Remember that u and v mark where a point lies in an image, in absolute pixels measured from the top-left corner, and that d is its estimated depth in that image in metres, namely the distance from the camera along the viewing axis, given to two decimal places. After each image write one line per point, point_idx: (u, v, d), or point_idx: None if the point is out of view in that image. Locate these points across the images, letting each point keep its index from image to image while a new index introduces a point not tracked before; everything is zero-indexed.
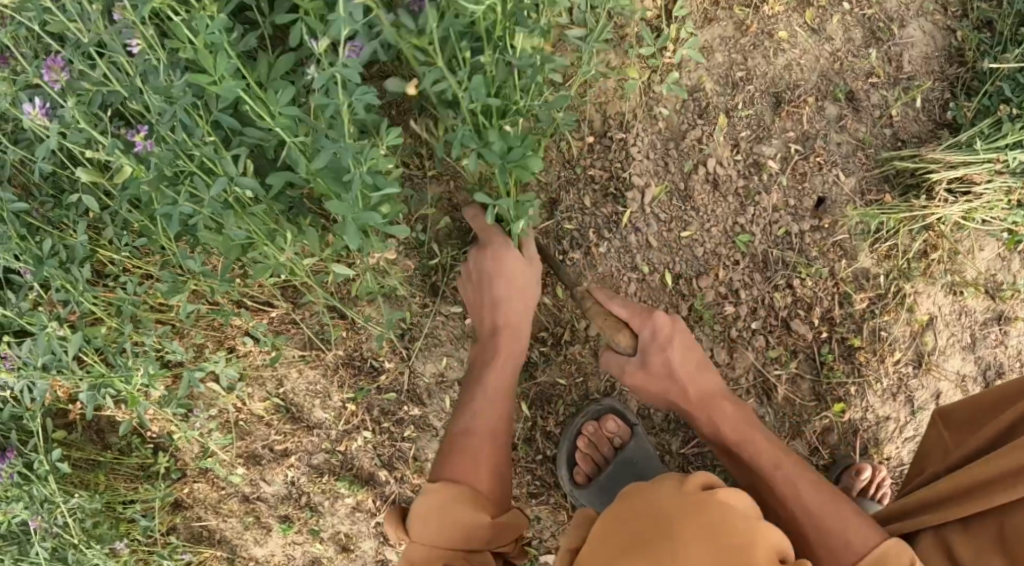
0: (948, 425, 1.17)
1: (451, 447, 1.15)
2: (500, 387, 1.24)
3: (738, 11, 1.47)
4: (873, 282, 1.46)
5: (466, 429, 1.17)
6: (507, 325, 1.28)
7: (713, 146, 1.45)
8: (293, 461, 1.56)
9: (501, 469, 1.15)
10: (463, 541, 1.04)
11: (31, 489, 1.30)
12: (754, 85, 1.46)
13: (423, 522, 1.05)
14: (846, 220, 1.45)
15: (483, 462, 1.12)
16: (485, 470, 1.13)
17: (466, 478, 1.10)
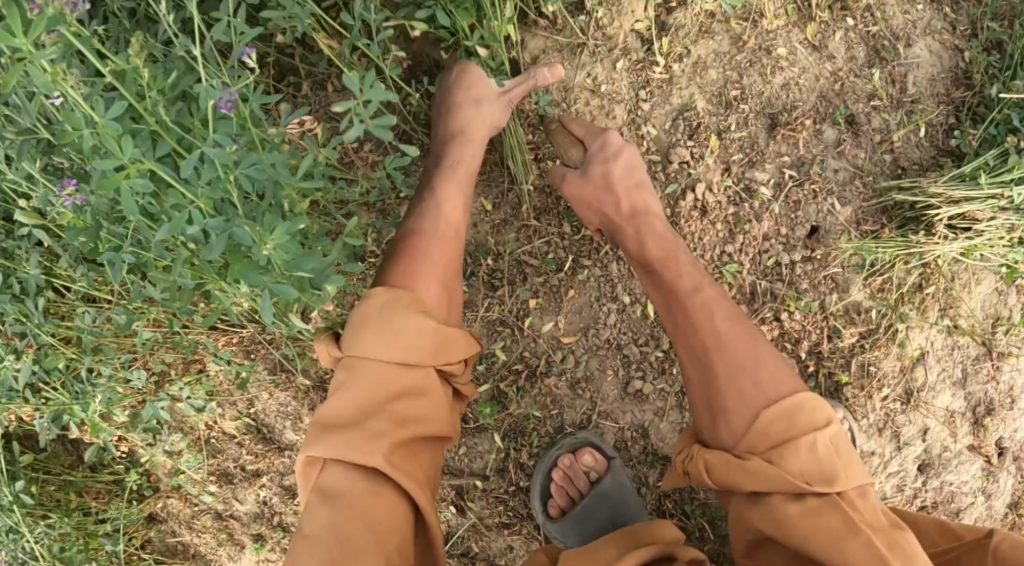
0: (829, 444, 0.96)
1: (395, 249, 1.08)
2: (458, 203, 1.16)
3: (734, 24, 1.38)
4: (863, 316, 1.41)
5: (417, 232, 1.10)
6: (452, 136, 1.20)
7: (702, 170, 1.38)
8: (265, 481, 1.57)
9: (455, 293, 1.10)
10: (405, 357, 0.96)
11: None
12: (748, 104, 1.38)
13: (361, 336, 0.97)
14: (839, 252, 1.39)
15: (446, 250, 1.08)
16: (439, 283, 1.06)
17: (408, 282, 1.03)
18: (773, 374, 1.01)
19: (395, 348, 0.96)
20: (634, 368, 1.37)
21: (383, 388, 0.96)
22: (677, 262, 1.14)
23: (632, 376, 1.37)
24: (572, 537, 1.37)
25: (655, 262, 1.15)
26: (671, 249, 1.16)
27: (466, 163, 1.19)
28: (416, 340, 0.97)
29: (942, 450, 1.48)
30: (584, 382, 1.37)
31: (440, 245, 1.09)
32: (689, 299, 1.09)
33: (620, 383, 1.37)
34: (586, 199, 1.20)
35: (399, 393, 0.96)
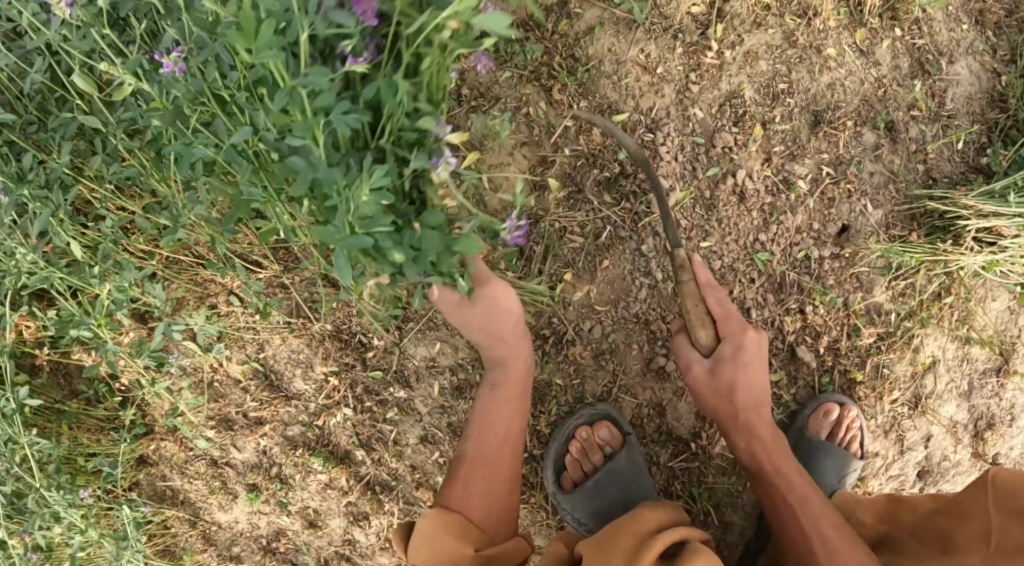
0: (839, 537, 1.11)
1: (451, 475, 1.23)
2: (516, 412, 1.28)
3: (788, 20, 1.39)
4: (883, 318, 1.43)
5: (466, 458, 1.24)
6: (492, 359, 1.29)
7: (744, 156, 1.39)
8: (267, 430, 1.56)
9: (504, 501, 1.23)
10: (454, 561, 1.14)
11: None
12: (795, 98, 1.40)
13: (418, 550, 1.16)
14: (868, 252, 1.41)
15: (489, 489, 1.22)
16: (484, 499, 1.21)
17: (460, 506, 1.20)
18: (843, 540, 1.11)
19: (434, 556, 1.15)
20: (658, 344, 1.38)
21: (450, 557, 1.14)
22: (755, 413, 1.21)
23: (656, 353, 1.38)
24: (580, 511, 1.36)
25: (754, 437, 1.21)
26: (759, 406, 1.21)
27: (515, 384, 1.28)
28: (455, 561, 1.14)
29: (942, 459, 1.51)
30: (609, 354, 1.37)
31: (485, 471, 1.23)
32: (780, 478, 1.18)
33: (644, 358, 1.38)
34: (728, 421, 1.22)
35: (455, 558, 1.15)
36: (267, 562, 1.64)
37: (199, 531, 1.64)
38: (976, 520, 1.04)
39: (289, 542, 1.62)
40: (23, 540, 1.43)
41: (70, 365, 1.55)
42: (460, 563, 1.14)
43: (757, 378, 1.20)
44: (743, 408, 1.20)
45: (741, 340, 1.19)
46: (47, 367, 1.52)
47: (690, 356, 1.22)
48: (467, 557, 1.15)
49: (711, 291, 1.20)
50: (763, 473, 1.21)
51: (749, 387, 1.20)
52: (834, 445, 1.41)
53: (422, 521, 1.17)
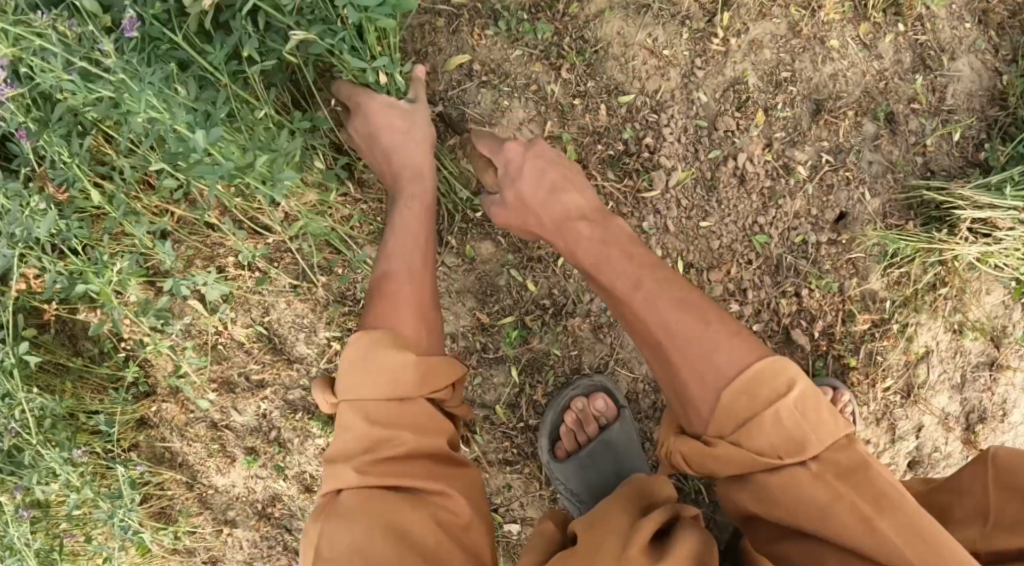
0: (796, 409, 0.92)
1: (375, 294, 1.14)
2: (420, 233, 1.21)
3: (793, 10, 1.43)
4: (878, 305, 1.45)
5: (390, 272, 1.16)
6: (407, 168, 1.26)
7: (746, 141, 1.42)
8: (268, 394, 1.59)
9: (428, 312, 1.14)
10: (390, 386, 1.03)
11: None
12: (797, 87, 1.43)
13: (347, 378, 1.05)
14: (864, 239, 1.44)
15: (416, 312, 1.13)
16: (410, 310, 1.12)
17: (387, 322, 1.10)
18: (797, 406, 0.94)
19: (365, 385, 1.03)
20: None
21: (383, 404, 1.02)
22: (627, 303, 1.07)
23: None
24: (572, 481, 1.38)
25: (624, 290, 1.08)
26: (640, 288, 1.07)
27: (416, 205, 1.24)
28: (392, 373, 1.03)
29: (932, 450, 1.52)
30: (607, 328, 1.40)
31: (412, 297, 1.14)
32: (665, 369, 1.02)
33: None
34: (619, 289, 1.09)
35: (388, 400, 1.03)
36: (261, 526, 1.67)
37: (195, 494, 1.66)
38: (973, 500, 0.98)
39: (286, 506, 1.66)
40: (14, 498, 1.39)
41: (76, 325, 1.57)
42: (402, 385, 1.03)
43: (578, 201, 1.20)
44: (616, 286, 1.09)
45: (517, 166, 1.23)
46: (54, 327, 1.55)
47: (580, 240, 1.16)
48: (404, 386, 1.03)
49: (514, 168, 1.22)
50: (654, 353, 1.04)
51: (577, 210, 1.19)
52: None
53: (346, 350, 1.06)
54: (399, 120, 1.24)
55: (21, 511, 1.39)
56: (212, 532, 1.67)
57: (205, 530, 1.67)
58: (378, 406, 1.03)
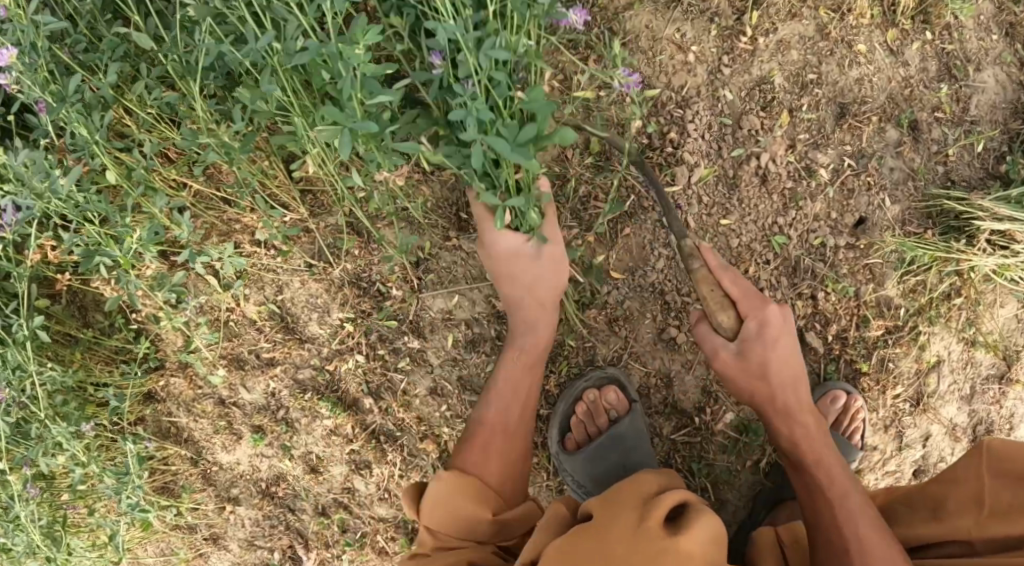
0: None
1: (472, 437, 1.25)
2: (523, 388, 1.30)
3: (822, 13, 1.43)
4: (892, 312, 1.45)
5: (489, 420, 1.26)
6: (522, 324, 1.30)
7: (769, 141, 1.42)
8: (277, 372, 1.59)
9: (517, 464, 1.26)
10: (464, 533, 1.16)
11: (5, 352, 1.31)
12: (823, 90, 1.43)
13: (436, 508, 1.16)
14: (883, 246, 1.44)
15: (502, 462, 1.23)
16: (498, 458, 1.23)
17: (477, 468, 1.21)
18: (883, 548, 1.03)
19: (459, 523, 1.16)
20: (671, 315, 1.40)
21: (466, 529, 1.16)
22: (792, 392, 1.18)
23: (668, 324, 1.40)
24: (580, 472, 1.39)
25: (808, 461, 1.17)
26: (825, 452, 1.17)
27: (536, 346, 1.31)
28: (476, 524, 1.16)
29: (938, 460, 1.52)
30: (622, 321, 1.40)
31: (497, 447, 1.24)
32: (820, 469, 1.15)
33: (656, 328, 1.40)
34: (800, 440, 1.18)
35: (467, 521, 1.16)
36: (264, 505, 1.67)
37: (199, 471, 1.66)
38: (969, 486, 1.03)
39: (289, 486, 1.65)
40: (20, 474, 1.39)
41: (87, 296, 1.56)
42: (483, 529, 1.16)
43: (786, 355, 1.16)
44: (810, 451, 1.17)
45: (774, 331, 1.15)
46: (65, 297, 1.54)
47: (728, 365, 1.17)
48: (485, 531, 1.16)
49: (734, 289, 1.16)
50: (817, 508, 1.13)
51: (789, 366, 1.17)
52: (836, 432, 1.43)
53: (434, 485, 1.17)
54: (524, 259, 1.23)
55: (28, 486, 1.40)
56: (214, 509, 1.67)
57: (208, 506, 1.67)
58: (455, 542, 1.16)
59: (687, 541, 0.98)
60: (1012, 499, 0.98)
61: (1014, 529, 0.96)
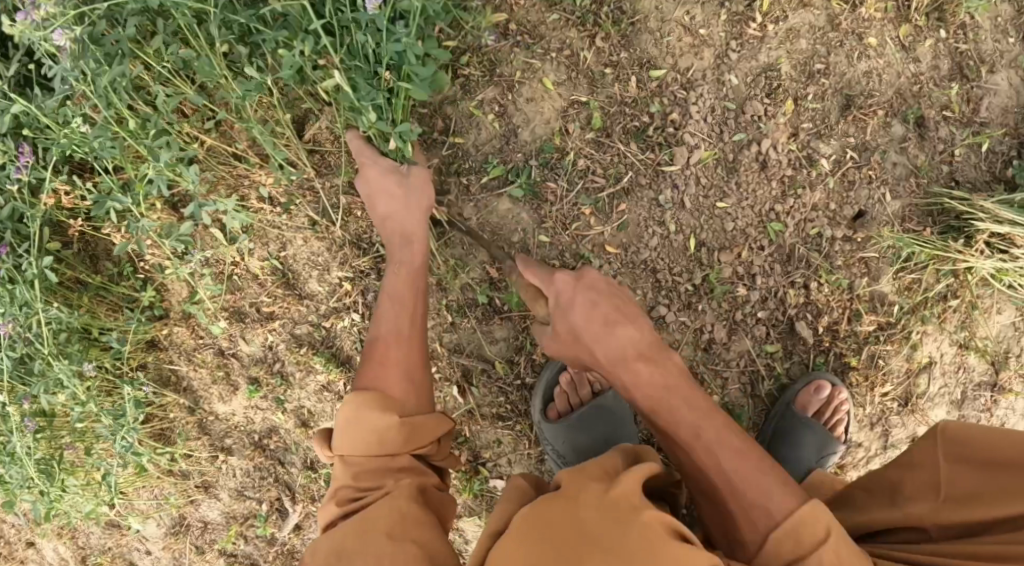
0: (836, 556, 0.91)
1: (365, 358, 1.19)
2: (411, 297, 1.25)
3: (834, 4, 1.43)
4: (885, 308, 1.45)
5: (379, 337, 1.20)
6: (400, 235, 1.29)
7: (772, 127, 1.42)
8: (276, 327, 1.63)
9: (420, 371, 1.19)
10: (377, 440, 1.09)
11: (15, 289, 1.38)
12: (830, 80, 1.43)
13: (344, 434, 1.11)
14: (880, 240, 1.43)
15: (405, 368, 1.17)
16: (399, 369, 1.17)
17: (377, 382, 1.15)
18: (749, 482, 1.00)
19: (364, 425, 1.10)
20: (662, 295, 1.41)
21: (372, 438, 1.09)
22: (645, 363, 1.12)
23: (658, 303, 1.42)
24: (560, 441, 1.40)
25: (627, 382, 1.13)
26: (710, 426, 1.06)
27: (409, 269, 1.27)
28: (384, 432, 1.09)
29: None
30: None
31: (398, 356, 1.19)
32: (697, 445, 1.06)
33: (646, 306, 1.41)
34: (648, 387, 1.10)
35: (377, 438, 1.09)
36: (255, 457, 1.71)
37: (195, 419, 1.70)
38: (925, 472, 1.01)
39: (281, 440, 1.70)
40: (20, 407, 1.45)
41: (97, 243, 1.60)
42: (387, 431, 1.09)
43: (634, 336, 1.13)
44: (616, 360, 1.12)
45: (569, 297, 1.17)
46: (78, 242, 1.57)
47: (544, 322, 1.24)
48: (394, 439, 1.09)
49: (565, 301, 1.16)
50: (681, 457, 1.09)
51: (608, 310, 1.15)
52: (819, 423, 1.43)
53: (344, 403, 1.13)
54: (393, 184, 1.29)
55: (26, 420, 1.46)
56: (207, 457, 1.71)
57: (201, 454, 1.71)
58: (368, 463, 1.09)
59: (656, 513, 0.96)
60: (968, 484, 0.97)
61: (978, 515, 0.95)
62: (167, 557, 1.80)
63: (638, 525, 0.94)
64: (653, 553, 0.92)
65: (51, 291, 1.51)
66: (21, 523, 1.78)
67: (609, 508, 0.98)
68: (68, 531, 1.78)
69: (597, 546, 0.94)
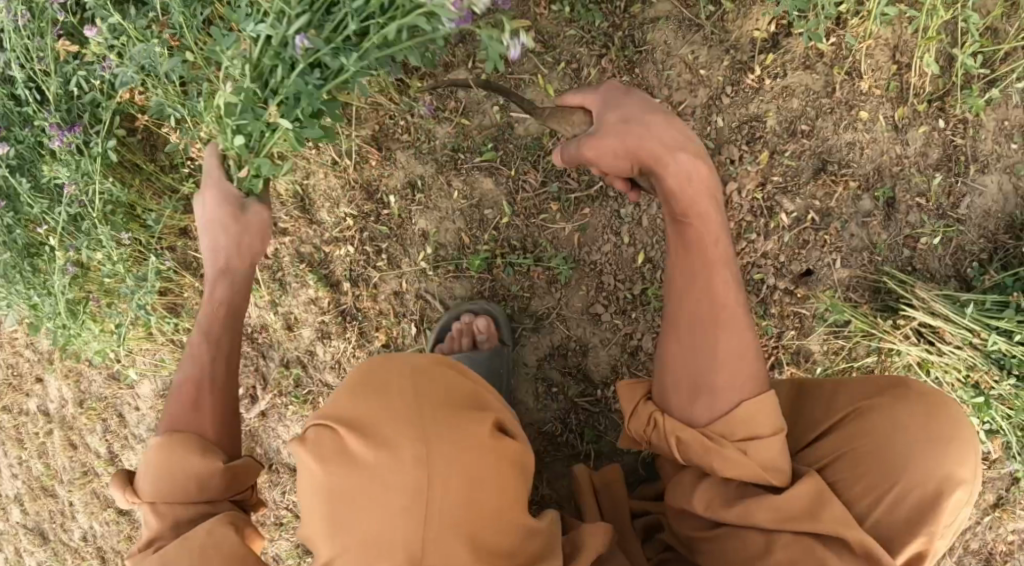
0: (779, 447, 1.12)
1: (177, 396, 1.33)
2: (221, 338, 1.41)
3: (835, 72, 1.52)
4: (808, 365, 1.54)
5: (189, 378, 1.35)
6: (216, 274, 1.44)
7: (743, 173, 1.53)
8: (286, 239, 1.79)
9: (230, 418, 1.36)
10: (193, 494, 1.24)
11: (83, 160, 1.68)
12: (810, 142, 1.52)
13: (155, 483, 1.25)
14: (817, 301, 1.52)
15: (219, 414, 1.34)
16: (212, 417, 1.33)
17: (192, 428, 1.30)
18: (743, 347, 1.13)
19: (174, 476, 1.24)
20: (603, 295, 1.56)
21: (179, 492, 1.24)
22: (696, 185, 1.14)
23: (598, 300, 1.56)
24: None
25: (690, 211, 1.14)
26: (711, 234, 1.15)
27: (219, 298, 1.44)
28: (189, 479, 1.24)
29: None
30: (560, 286, 1.57)
31: (206, 396, 1.35)
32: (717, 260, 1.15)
33: (586, 300, 1.57)
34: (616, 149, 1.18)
35: (188, 487, 1.24)
36: None
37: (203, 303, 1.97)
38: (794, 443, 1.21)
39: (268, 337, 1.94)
40: (65, 254, 1.75)
41: (157, 137, 1.90)
42: (192, 477, 1.25)
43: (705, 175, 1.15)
44: (697, 211, 1.14)
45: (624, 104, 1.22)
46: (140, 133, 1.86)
47: (607, 146, 1.18)
48: (212, 486, 1.25)
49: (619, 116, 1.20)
50: (698, 293, 1.14)
51: (683, 139, 1.17)
52: None
53: (151, 452, 1.27)
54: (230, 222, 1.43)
55: (67, 265, 1.76)
56: None
57: None
58: (187, 505, 1.25)
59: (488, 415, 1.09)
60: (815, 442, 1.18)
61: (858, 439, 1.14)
62: (152, 417, 2.05)
63: (457, 429, 1.06)
64: (484, 457, 1.05)
65: (110, 166, 1.79)
66: (34, 359, 2.07)
67: (428, 410, 1.06)
68: (76, 373, 2.05)
69: (427, 454, 1.04)
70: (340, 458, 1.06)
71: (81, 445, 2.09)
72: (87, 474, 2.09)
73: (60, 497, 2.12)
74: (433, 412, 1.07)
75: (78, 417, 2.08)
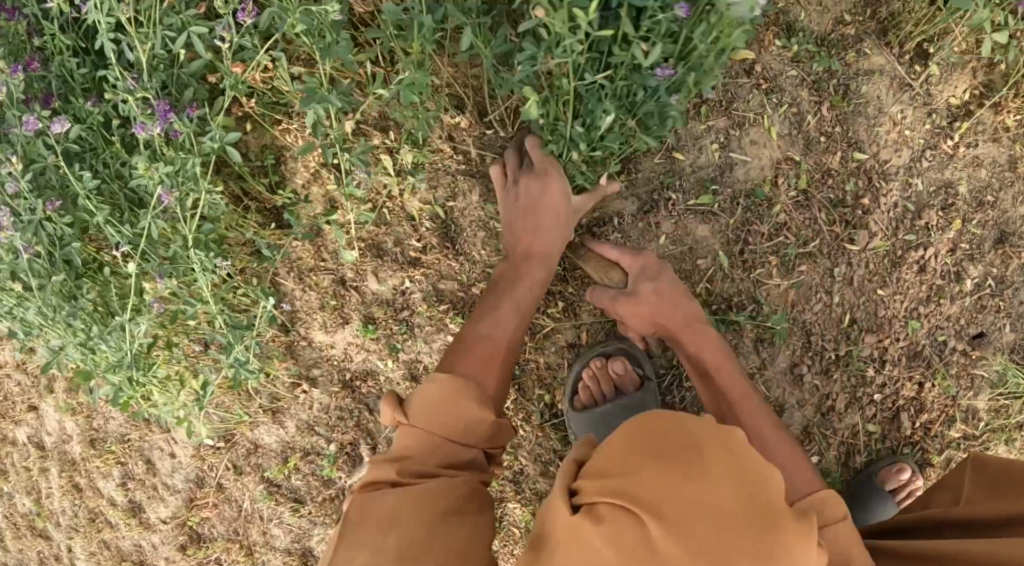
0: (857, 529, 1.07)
1: (467, 346, 1.23)
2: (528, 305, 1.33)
3: (1019, 147, 1.53)
4: (974, 422, 1.58)
5: (487, 335, 1.25)
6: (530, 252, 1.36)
7: (937, 237, 1.54)
8: (420, 275, 1.58)
9: (503, 378, 1.25)
10: (455, 437, 1.10)
11: (188, 159, 1.27)
12: (993, 211, 1.55)
13: (423, 408, 1.11)
14: (991, 362, 1.57)
15: (497, 371, 1.22)
16: (489, 371, 1.21)
17: (473, 378, 1.17)
18: (793, 462, 1.18)
19: (454, 420, 1.10)
20: (810, 356, 1.53)
21: (444, 437, 1.10)
22: (694, 328, 1.32)
23: (804, 361, 1.53)
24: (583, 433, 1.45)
25: (711, 369, 1.29)
26: (725, 364, 1.30)
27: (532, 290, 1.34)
28: (467, 429, 1.11)
29: None
30: (767, 345, 1.52)
31: (492, 356, 1.23)
32: (738, 387, 1.28)
33: (793, 360, 1.53)
34: (644, 312, 1.33)
35: (452, 438, 1.10)
36: (340, 396, 1.64)
37: (286, 340, 1.62)
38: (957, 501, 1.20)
39: (372, 384, 1.64)
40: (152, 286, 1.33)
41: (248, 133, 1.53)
42: (468, 427, 1.11)
43: (712, 339, 1.32)
44: (714, 361, 1.29)
45: (652, 268, 1.35)
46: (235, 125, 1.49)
47: (641, 310, 1.33)
48: (473, 440, 1.12)
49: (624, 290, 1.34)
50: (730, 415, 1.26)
51: (695, 310, 1.34)
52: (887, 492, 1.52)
53: (429, 385, 1.13)
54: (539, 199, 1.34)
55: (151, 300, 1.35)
56: (288, 384, 1.64)
57: (283, 379, 1.63)
58: (446, 447, 1.10)
59: (794, 533, 0.86)
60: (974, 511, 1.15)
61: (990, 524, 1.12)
62: (190, 466, 1.69)
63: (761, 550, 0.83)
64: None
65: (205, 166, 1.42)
66: (30, 384, 1.69)
67: (726, 514, 0.84)
68: (85, 410, 1.68)
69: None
70: (591, 541, 0.87)
71: (87, 489, 1.73)
72: (96, 523, 1.75)
73: (55, 540, 1.77)
74: (735, 519, 0.84)
75: (88, 459, 1.71)
